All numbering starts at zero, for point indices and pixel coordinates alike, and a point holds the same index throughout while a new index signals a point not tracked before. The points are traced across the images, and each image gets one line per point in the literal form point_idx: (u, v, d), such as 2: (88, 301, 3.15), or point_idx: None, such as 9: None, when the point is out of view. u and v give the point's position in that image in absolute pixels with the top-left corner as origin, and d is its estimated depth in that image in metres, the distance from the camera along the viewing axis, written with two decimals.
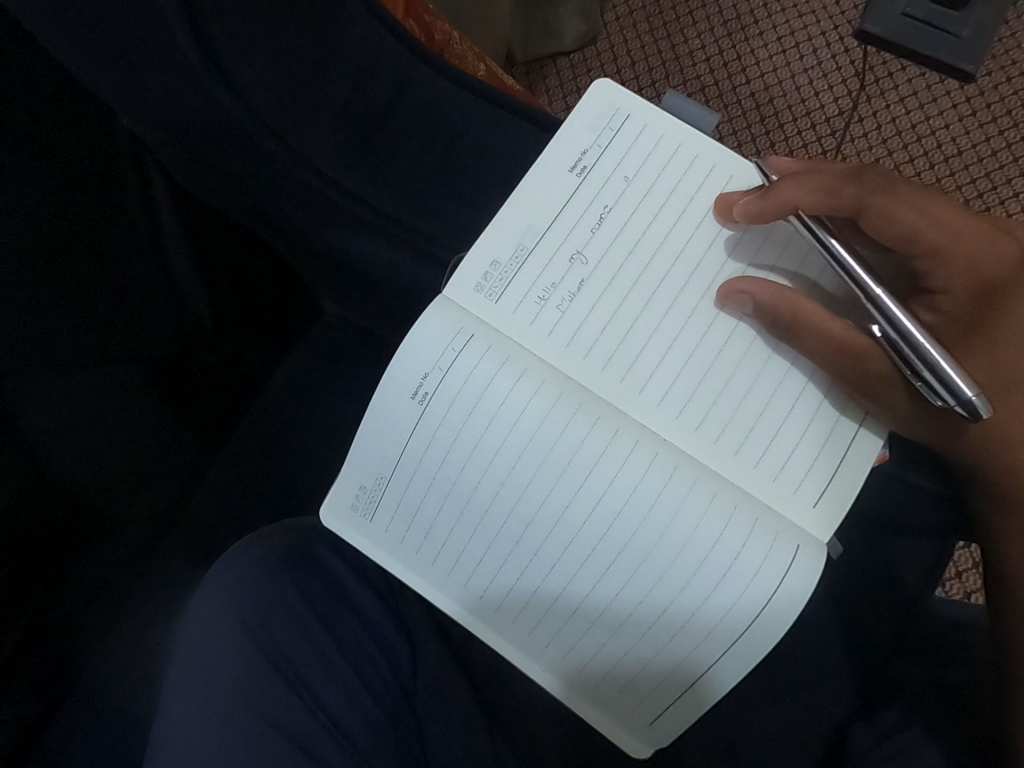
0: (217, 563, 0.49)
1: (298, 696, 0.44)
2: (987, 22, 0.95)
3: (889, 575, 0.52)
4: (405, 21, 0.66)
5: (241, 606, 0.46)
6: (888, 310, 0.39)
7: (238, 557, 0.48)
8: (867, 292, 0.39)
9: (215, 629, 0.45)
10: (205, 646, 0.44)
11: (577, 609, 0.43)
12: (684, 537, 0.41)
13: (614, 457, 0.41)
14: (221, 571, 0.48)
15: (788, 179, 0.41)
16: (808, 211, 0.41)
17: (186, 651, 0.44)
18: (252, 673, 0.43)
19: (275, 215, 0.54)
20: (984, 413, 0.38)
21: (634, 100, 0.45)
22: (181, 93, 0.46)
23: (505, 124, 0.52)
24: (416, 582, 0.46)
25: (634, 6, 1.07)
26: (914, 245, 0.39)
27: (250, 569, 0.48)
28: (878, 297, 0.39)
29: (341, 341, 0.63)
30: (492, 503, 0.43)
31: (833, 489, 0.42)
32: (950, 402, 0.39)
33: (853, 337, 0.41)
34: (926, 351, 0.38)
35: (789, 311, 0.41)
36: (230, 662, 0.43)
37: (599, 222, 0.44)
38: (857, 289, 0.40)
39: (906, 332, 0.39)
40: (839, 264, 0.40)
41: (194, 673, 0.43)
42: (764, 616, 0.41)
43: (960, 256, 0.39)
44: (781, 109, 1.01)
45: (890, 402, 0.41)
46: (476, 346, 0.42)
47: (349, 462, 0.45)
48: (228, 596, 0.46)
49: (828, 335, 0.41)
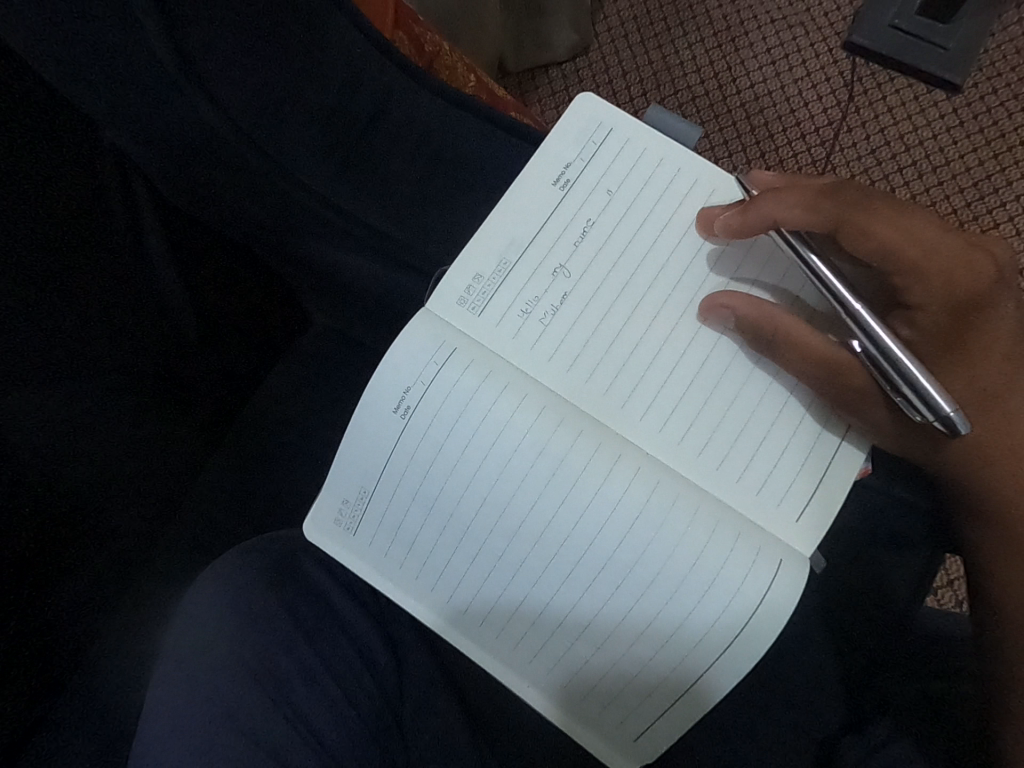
0: (208, 570, 0.49)
1: (279, 713, 0.44)
2: (972, 35, 0.96)
3: (876, 587, 0.52)
4: (393, 36, 0.66)
5: (225, 620, 0.46)
6: (867, 325, 0.39)
7: (229, 567, 0.48)
8: (847, 307, 0.40)
9: (202, 638, 0.45)
10: (189, 661, 0.44)
11: (561, 624, 0.43)
12: (667, 552, 0.41)
13: (597, 471, 0.41)
14: (211, 579, 0.47)
15: (768, 195, 0.41)
16: (787, 227, 0.41)
17: (174, 659, 0.44)
18: (237, 685, 0.44)
19: (261, 227, 0.54)
20: (963, 429, 0.38)
21: (617, 114, 0.45)
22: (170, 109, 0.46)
23: (491, 137, 0.52)
24: (400, 596, 0.46)
25: (625, 18, 1.08)
26: (893, 261, 0.40)
27: (240, 580, 0.48)
28: (857, 312, 0.39)
29: (328, 352, 0.63)
30: (475, 517, 0.43)
31: (816, 503, 0.41)
32: (929, 418, 0.39)
33: (835, 352, 0.41)
34: (905, 367, 0.38)
35: (770, 325, 0.41)
36: (214, 676, 0.44)
37: (582, 236, 0.44)
38: (836, 303, 0.40)
39: (886, 348, 0.39)
40: (818, 279, 0.40)
41: (181, 682, 0.43)
42: (747, 631, 0.40)
43: (940, 271, 0.39)
44: (770, 120, 1.01)
45: (872, 417, 0.41)
46: (458, 359, 0.42)
47: (332, 476, 0.45)
48: (218, 606, 0.46)
49: (809, 349, 0.41)
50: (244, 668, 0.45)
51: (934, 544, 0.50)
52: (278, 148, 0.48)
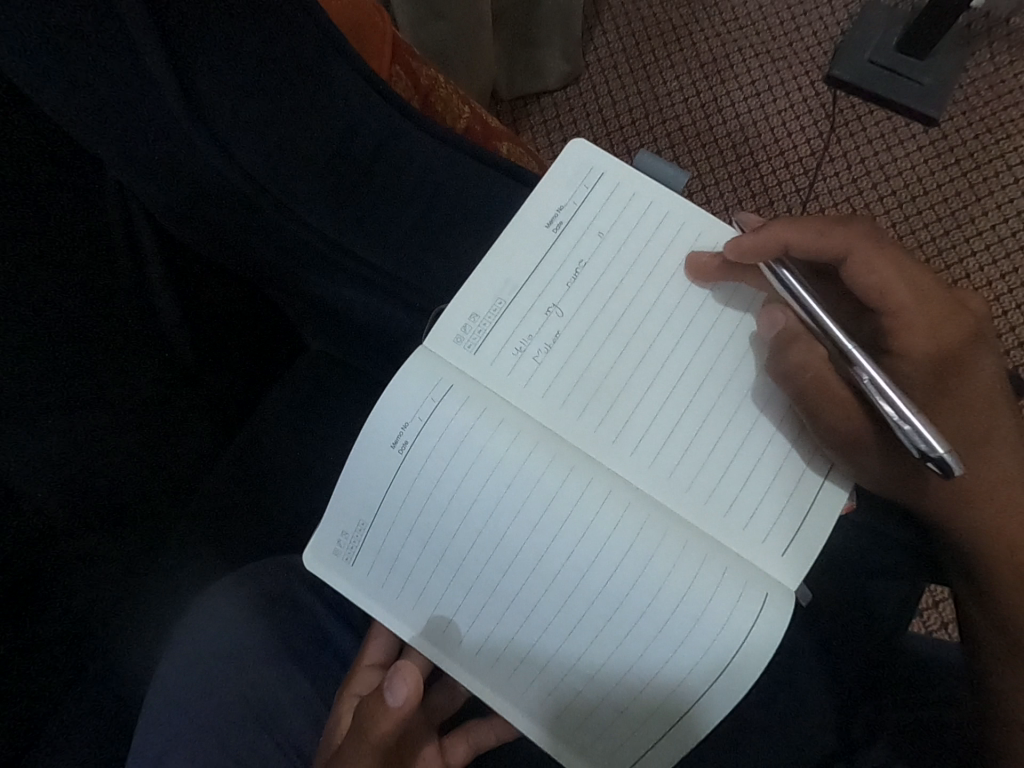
0: (215, 586, 0.56)
1: (268, 735, 0.52)
2: (946, 72, 1.01)
3: (859, 613, 0.53)
4: (391, 70, 0.68)
5: (220, 610, 0.54)
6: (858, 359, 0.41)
7: (234, 597, 0.55)
8: (839, 342, 0.42)
9: (219, 646, 0.53)
10: (199, 668, 0.52)
11: (555, 656, 0.43)
12: (659, 585, 0.42)
13: (589, 504, 0.42)
14: (222, 602, 0.54)
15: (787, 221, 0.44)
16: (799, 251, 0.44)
17: (187, 662, 0.52)
18: (243, 692, 0.53)
19: (261, 261, 0.55)
20: (952, 467, 0.39)
21: (608, 159, 0.47)
22: (176, 150, 0.48)
23: (486, 178, 0.54)
24: (399, 628, 0.46)
25: (614, 50, 1.12)
26: (886, 298, 0.42)
27: (245, 608, 0.55)
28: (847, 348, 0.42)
29: (326, 379, 0.64)
30: (470, 550, 0.43)
31: (803, 536, 0.43)
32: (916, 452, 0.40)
33: (834, 379, 0.43)
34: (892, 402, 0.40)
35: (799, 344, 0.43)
36: (229, 680, 0.53)
37: (575, 275, 0.46)
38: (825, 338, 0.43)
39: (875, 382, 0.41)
40: (811, 315, 0.43)
41: (194, 688, 0.51)
42: (737, 663, 0.41)
43: (934, 312, 0.43)
44: (754, 150, 1.05)
45: (867, 446, 0.43)
46: (455, 395, 0.44)
47: (332, 507, 0.46)
48: (233, 623, 0.54)
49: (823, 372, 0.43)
50: (225, 655, 0.53)
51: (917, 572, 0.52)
52: (281, 184, 0.50)
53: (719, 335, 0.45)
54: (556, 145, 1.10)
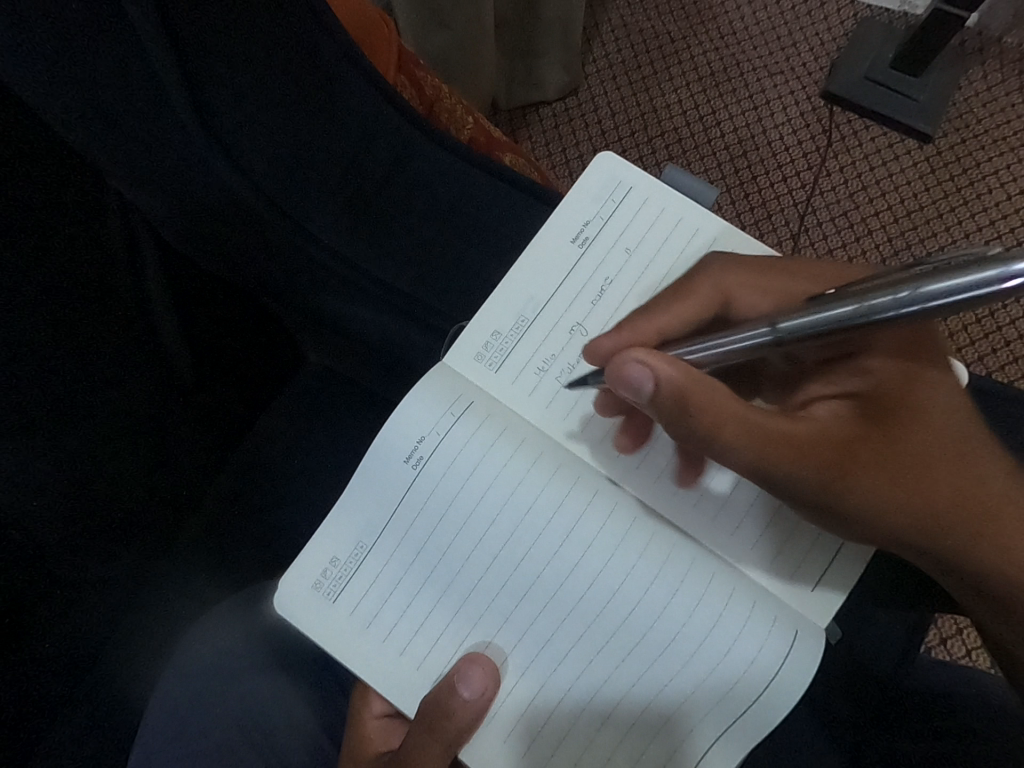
0: (233, 597, 0.54)
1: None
2: (940, 89, 1.01)
3: (872, 636, 0.52)
4: (396, 79, 0.67)
5: (205, 631, 0.53)
6: (804, 321, 0.34)
7: (254, 613, 0.53)
8: (770, 327, 0.35)
9: (231, 660, 0.52)
10: (211, 675, 0.52)
11: (564, 698, 0.41)
12: (680, 621, 0.40)
13: (614, 534, 0.41)
14: (242, 615, 0.53)
15: (715, 274, 0.44)
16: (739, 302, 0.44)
17: (205, 666, 0.52)
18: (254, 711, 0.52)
19: (266, 275, 0.54)
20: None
21: (635, 173, 0.47)
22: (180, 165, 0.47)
23: (506, 195, 0.55)
24: (378, 676, 0.42)
25: (613, 60, 1.11)
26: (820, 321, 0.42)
27: (261, 627, 0.53)
28: (786, 322, 0.35)
29: (327, 394, 0.62)
30: (484, 578, 0.42)
31: (832, 570, 0.42)
32: (978, 297, 0.28)
33: (755, 429, 0.39)
34: (885, 295, 0.31)
35: (703, 395, 0.38)
36: (240, 694, 0.52)
37: (600, 294, 0.46)
38: (760, 341, 0.36)
39: (881, 299, 0.31)
40: (717, 349, 0.39)
41: (209, 691, 0.51)
42: (758, 704, 0.40)
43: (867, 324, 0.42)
44: (753, 164, 1.05)
45: (851, 476, 0.40)
46: (473, 414, 0.42)
47: (323, 532, 0.43)
48: (248, 639, 0.53)
49: (724, 410, 0.39)
50: (226, 669, 0.52)
51: (931, 596, 0.51)
52: (295, 203, 0.50)
53: None
54: (555, 156, 1.10)
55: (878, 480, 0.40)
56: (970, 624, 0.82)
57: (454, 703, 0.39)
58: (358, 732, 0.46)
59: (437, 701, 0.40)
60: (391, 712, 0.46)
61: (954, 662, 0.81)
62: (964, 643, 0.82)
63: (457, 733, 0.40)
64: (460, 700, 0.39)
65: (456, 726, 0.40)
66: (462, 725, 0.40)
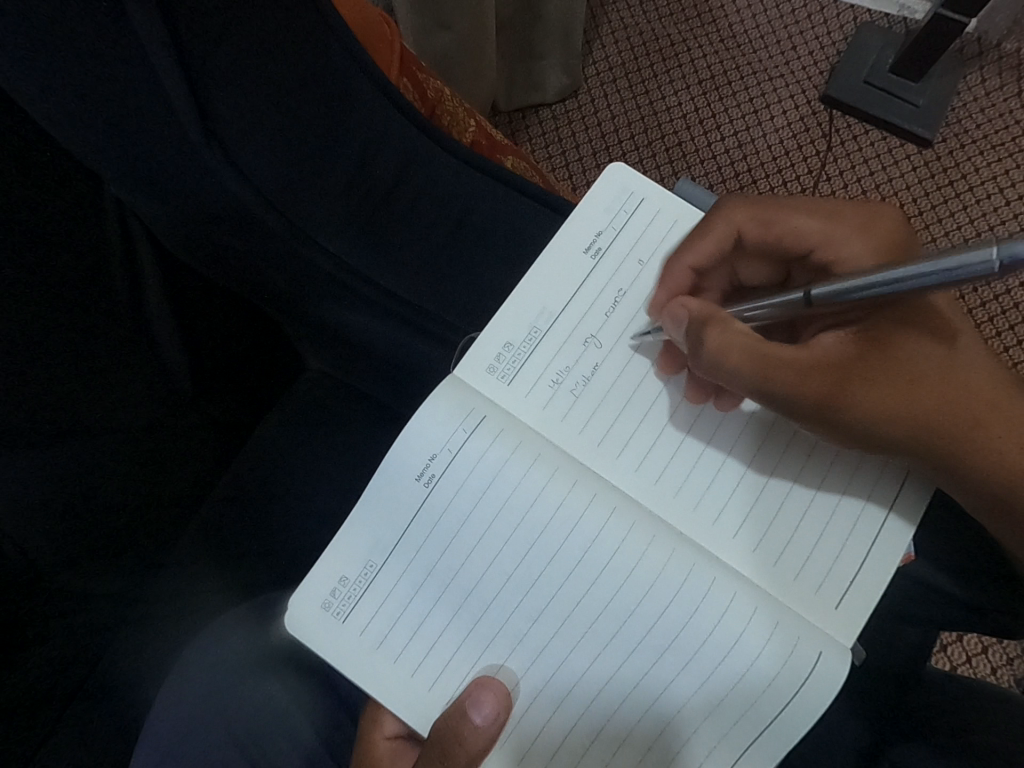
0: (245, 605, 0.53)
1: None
2: (940, 94, 1.01)
3: (880, 650, 0.52)
4: (399, 81, 0.65)
5: (207, 634, 0.51)
6: (832, 287, 0.37)
7: (262, 624, 0.52)
8: (803, 291, 0.39)
9: (237, 672, 0.51)
10: (219, 684, 0.50)
11: (580, 719, 0.40)
12: (699, 642, 0.39)
13: (632, 551, 0.40)
14: (250, 624, 0.52)
15: (728, 213, 0.45)
16: (751, 237, 0.45)
17: (215, 674, 0.50)
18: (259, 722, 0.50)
19: (266, 281, 0.53)
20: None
21: (647, 185, 0.47)
22: (179, 169, 0.46)
23: (512, 202, 0.55)
24: (388, 699, 0.41)
25: (613, 63, 1.10)
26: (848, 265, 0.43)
27: (268, 639, 0.52)
28: (817, 287, 0.38)
29: (327, 401, 0.61)
30: (498, 596, 0.40)
31: (853, 590, 0.41)
32: (981, 270, 0.30)
33: (762, 353, 0.41)
34: (903, 271, 0.34)
35: (718, 325, 0.41)
36: (245, 706, 0.50)
37: (614, 305, 0.45)
38: (793, 303, 0.40)
39: (906, 272, 0.33)
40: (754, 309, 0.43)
41: (217, 699, 0.50)
42: (778, 723, 0.39)
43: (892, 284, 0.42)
44: (754, 168, 1.04)
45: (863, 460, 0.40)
46: (487, 429, 0.42)
47: (332, 550, 0.41)
48: (255, 649, 0.52)
49: (735, 341, 0.41)
50: (231, 680, 0.51)
51: (940, 610, 0.51)
52: (298, 206, 0.49)
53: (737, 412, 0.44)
54: (556, 158, 1.08)
55: (876, 422, 0.40)
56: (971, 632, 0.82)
57: (465, 728, 0.38)
58: (366, 751, 0.44)
59: (449, 726, 0.38)
60: (402, 733, 0.44)
61: (955, 671, 0.80)
62: (963, 650, 0.81)
63: (469, 758, 0.38)
64: (472, 725, 0.38)
65: (468, 752, 0.38)
66: (474, 752, 0.38)
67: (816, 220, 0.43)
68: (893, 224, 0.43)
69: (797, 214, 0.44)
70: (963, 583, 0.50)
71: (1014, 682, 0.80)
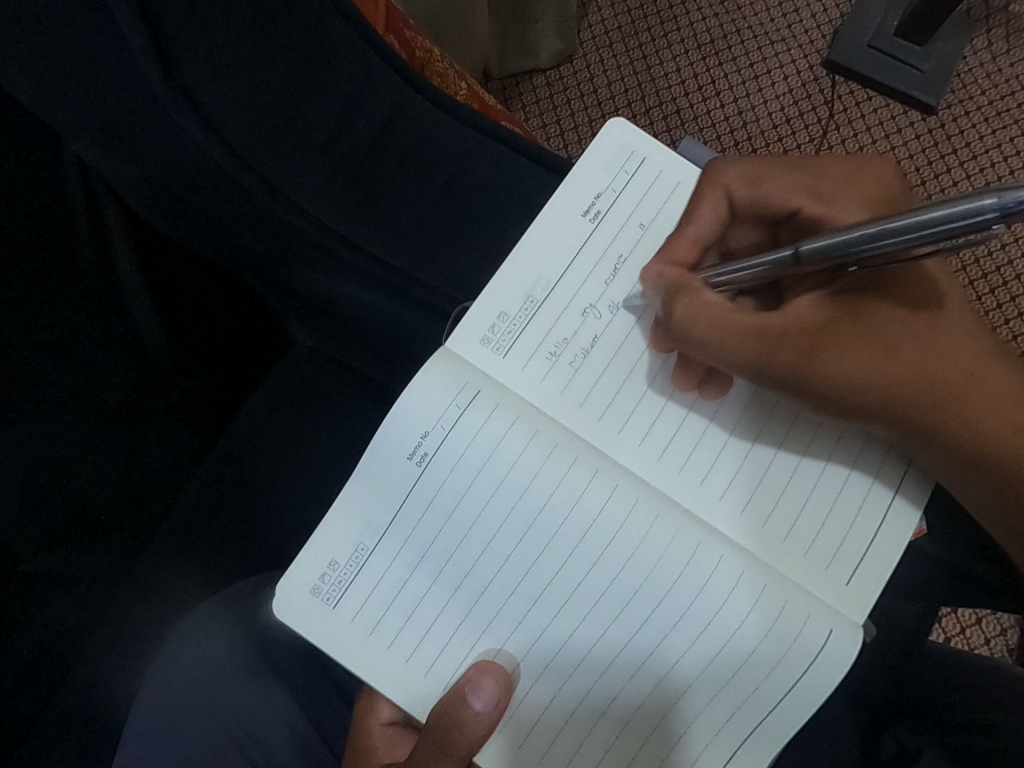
0: (218, 594, 0.50)
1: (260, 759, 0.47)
2: (946, 58, 0.97)
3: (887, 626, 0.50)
4: (385, 37, 0.60)
5: (186, 627, 0.49)
6: (827, 240, 0.34)
7: (238, 616, 0.49)
8: (794, 247, 0.35)
9: (216, 663, 0.49)
10: (198, 673, 0.48)
11: (582, 700, 0.38)
12: (704, 620, 0.38)
13: (635, 528, 0.38)
14: (227, 616, 0.49)
15: (715, 175, 0.42)
16: (741, 197, 0.42)
17: (190, 665, 0.48)
18: (250, 705, 0.49)
19: (247, 252, 0.51)
20: None
21: (650, 144, 0.44)
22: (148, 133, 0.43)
23: (507, 166, 0.52)
24: (385, 686, 0.39)
25: (610, 26, 1.05)
26: None
27: (247, 630, 0.50)
28: (808, 243, 0.34)
29: (314, 379, 0.58)
30: (495, 576, 0.39)
31: (866, 567, 0.39)
32: (979, 221, 0.28)
33: (728, 324, 0.38)
34: (895, 224, 0.31)
35: (686, 298, 0.38)
36: (230, 692, 0.49)
37: (614, 272, 0.43)
38: (780, 261, 0.36)
39: (899, 225, 0.31)
40: (736, 269, 0.39)
41: (198, 688, 0.48)
42: (787, 701, 0.37)
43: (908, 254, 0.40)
44: (755, 135, 1.00)
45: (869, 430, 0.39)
46: (483, 403, 0.39)
47: (323, 533, 0.39)
48: (235, 640, 0.49)
49: (702, 315, 0.38)
50: (213, 669, 0.49)
51: (945, 584, 0.50)
52: (276, 169, 0.45)
53: (737, 398, 0.41)
54: (550, 127, 1.04)
55: (878, 397, 0.38)
56: (967, 606, 0.81)
57: (462, 716, 0.36)
58: (362, 738, 0.42)
59: (447, 713, 0.37)
60: (398, 719, 0.43)
61: (951, 643, 0.80)
62: (958, 622, 0.81)
63: (468, 747, 0.37)
64: (472, 712, 0.36)
65: (468, 740, 0.36)
66: (473, 740, 0.37)
67: (805, 178, 0.41)
68: (871, 180, 0.40)
69: (785, 173, 0.42)
70: (970, 558, 0.48)
71: (1007, 651, 0.79)
